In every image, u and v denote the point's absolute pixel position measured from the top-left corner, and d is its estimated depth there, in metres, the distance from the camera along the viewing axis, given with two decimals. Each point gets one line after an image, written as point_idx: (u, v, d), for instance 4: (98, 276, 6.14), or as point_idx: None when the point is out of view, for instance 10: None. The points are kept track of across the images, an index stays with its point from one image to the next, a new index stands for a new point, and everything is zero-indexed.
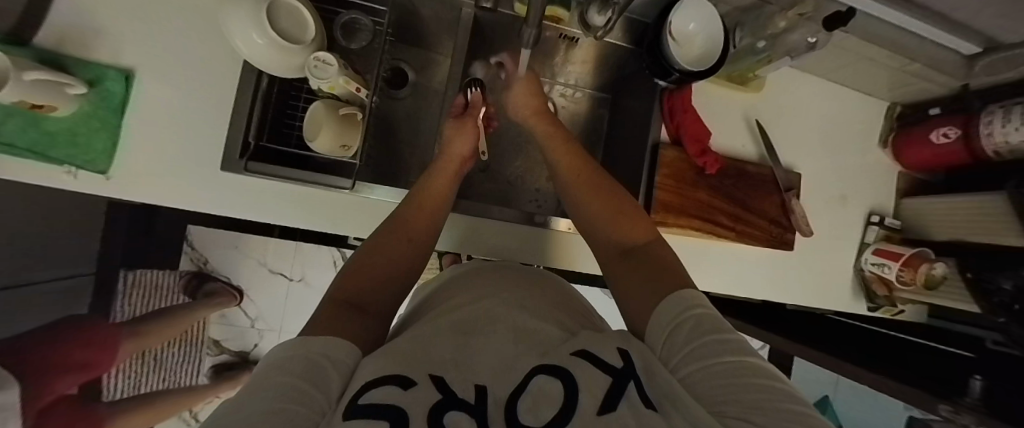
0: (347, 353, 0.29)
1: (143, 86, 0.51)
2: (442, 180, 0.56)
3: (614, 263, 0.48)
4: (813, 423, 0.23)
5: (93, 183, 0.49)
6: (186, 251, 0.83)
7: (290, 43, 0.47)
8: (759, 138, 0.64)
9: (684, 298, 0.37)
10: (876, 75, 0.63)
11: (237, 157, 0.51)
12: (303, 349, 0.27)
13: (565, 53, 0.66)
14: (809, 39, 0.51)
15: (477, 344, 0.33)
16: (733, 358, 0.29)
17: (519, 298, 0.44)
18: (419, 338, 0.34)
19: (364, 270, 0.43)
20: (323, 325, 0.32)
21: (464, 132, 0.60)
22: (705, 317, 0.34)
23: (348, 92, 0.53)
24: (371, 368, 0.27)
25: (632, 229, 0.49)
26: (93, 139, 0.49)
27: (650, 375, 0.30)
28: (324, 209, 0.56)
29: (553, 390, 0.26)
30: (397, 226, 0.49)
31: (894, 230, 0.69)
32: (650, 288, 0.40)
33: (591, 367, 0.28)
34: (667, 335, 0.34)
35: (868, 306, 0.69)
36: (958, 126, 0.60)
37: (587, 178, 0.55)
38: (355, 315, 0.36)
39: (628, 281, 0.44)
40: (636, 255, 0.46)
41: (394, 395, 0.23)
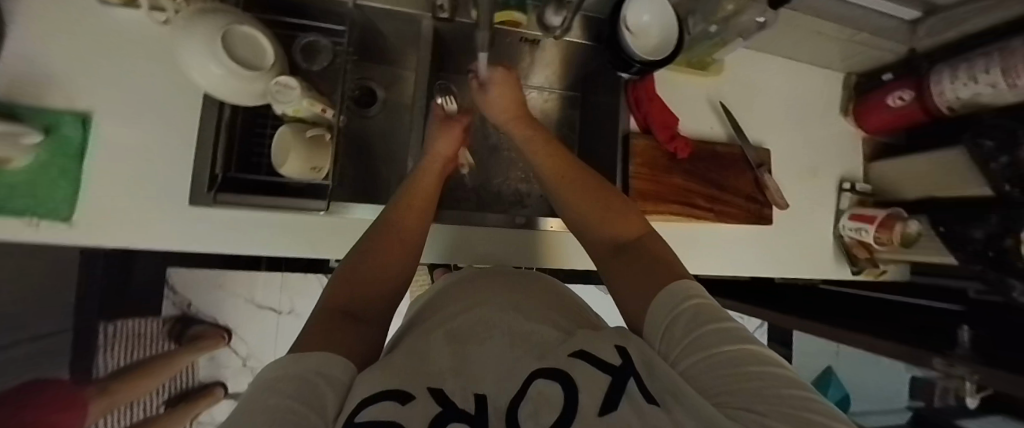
0: (342, 369, 0.28)
1: (102, 128, 0.50)
2: (426, 185, 0.55)
3: (608, 263, 0.47)
4: (819, 408, 0.21)
5: (56, 232, 0.48)
6: (169, 296, 0.92)
7: (250, 70, 0.47)
8: (725, 119, 0.65)
9: (683, 289, 0.36)
10: (827, 49, 0.66)
11: (206, 189, 0.50)
12: (292, 367, 0.26)
13: (530, 56, 0.67)
14: (758, 18, 0.52)
15: (476, 356, 0.32)
16: (734, 346, 0.27)
17: (516, 305, 0.43)
18: (415, 354, 0.33)
19: (356, 278, 0.42)
20: (312, 340, 0.31)
21: (448, 137, 0.60)
22: (702, 308, 0.33)
23: (314, 114, 0.53)
24: (370, 382, 0.25)
25: (622, 226, 0.49)
26: (53, 187, 0.47)
27: (651, 370, 0.28)
28: (304, 234, 0.55)
29: (555, 395, 0.24)
30: (383, 234, 0.47)
31: (865, 194, 0.72)
32: (647, 280, 0.40)
33: (591, 368, 0.27)
34: (665, 329, 0.33)
35: (852, 271, 0.71)
36: (911, 88, 0.62)
37: (573, 176, 0.54)
38: (348, 324, 0.35)
39: (625, 275, 0.43)
40: (629, 250, 0.46)
41: (389, 410, 0.22)
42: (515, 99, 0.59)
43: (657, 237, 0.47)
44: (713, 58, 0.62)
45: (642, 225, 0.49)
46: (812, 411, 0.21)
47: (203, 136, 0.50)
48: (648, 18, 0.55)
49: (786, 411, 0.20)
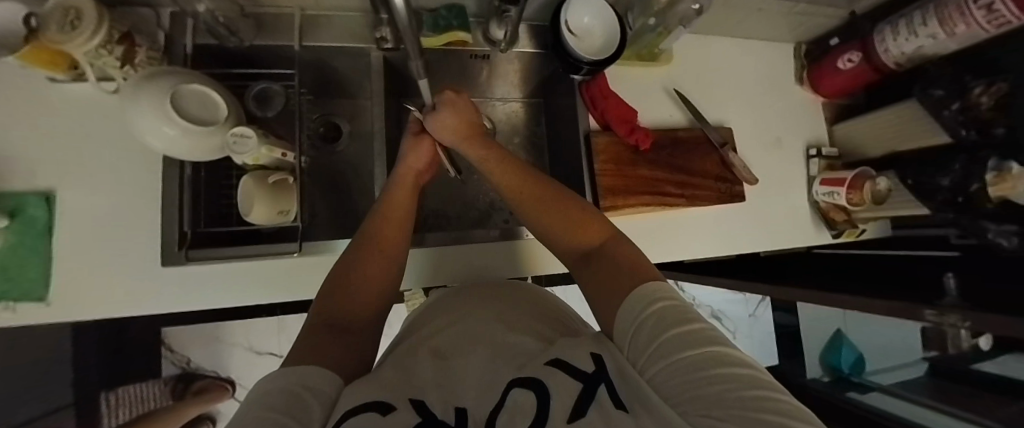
0: (328, 382, 0.29)
1: (66, 203, 0.50)
2: (401, 197, 0.54)
3: (581, 274, 0.47)
4: (779, 406, 0.21)
5: (34, 312, 0.48)
6: (167, 355, 0.94)
7: (202, 126, 0.47)
8: (682, 105, 0.66)
9: (648, 292, 0.35)
10: (772, 23, 0.67)
11: (176, 249, 0.51)
12: (282, 381, 0.26)
13: (484, 70, 0.68)
14: (692, 6, 0.53)
15: (456, 370, 0.32)
16: (699, 349, 0.27)
17: (497, 316, 0.43)
18: (403, 368, 0.33)
19: (342, 287, 0.43)
20: (303, 358, 0.31)
21: (420, 148, 0.59)
22: (669, 309, 0.32)
23: (274, 159, 0.53)
24: (355, 394, 0.26)
25: (591, 233, 0.49)
26: (27, 268, 0.48)
27: (623, 379, 0.27)
28: (282, 277, 0.55)
29: (529, 402, 0.24)
30: (367, 241, 0.48)
31: (833, 157, 0.72)
32: (615, 285, 0.40)
33: (564, 376, 0.26)
34: (633, 334, 0.33)
35: (832, 234, 0.71)
36: (858, 50, 0.63)
37: (539, 190, 0.53)
38: (336, 337, 0.37)
39: (597, 283, 0.43)
40: (597, 258, 0.46)
41: (371, 419, 0.22)
42: (467, 120, 0.58)
43: (624, 240, 0.47)
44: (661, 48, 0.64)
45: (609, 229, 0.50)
46: (770, 411, 0.20)
47: (167, 196, 0.51)
48: (588, 21, 0.57)
49: (741, 415, 0.20)
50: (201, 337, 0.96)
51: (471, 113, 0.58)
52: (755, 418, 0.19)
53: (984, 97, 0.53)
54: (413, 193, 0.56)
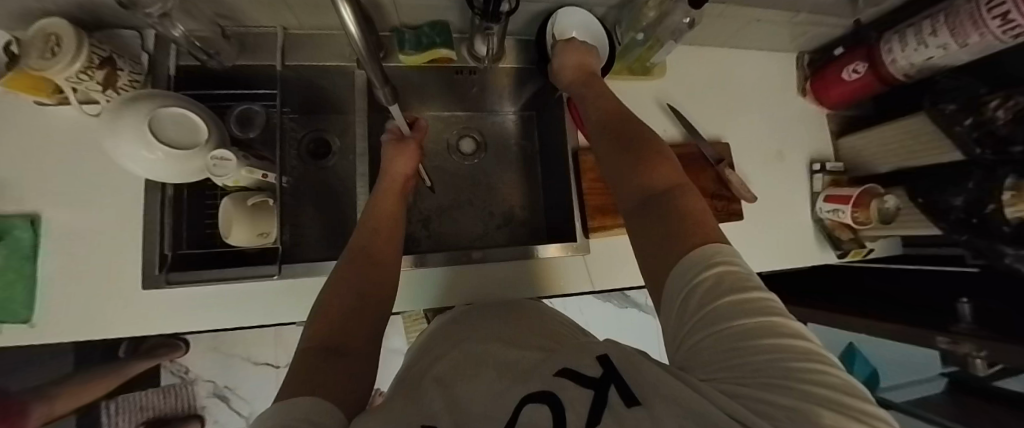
0: (336, 415, 0.27)
1: (51, 226, 0.51)
2: (388, 204, 0.53)
3: (635, 218, 0.39)
4: (824, 376, 0.19)
5: (19, 334, 0.49)
6: (167, 366, 1.01)
7: (182, 149, 0.47)
8: (676, 119, 0.64)
9: (705, 255, 0.29)
10: (771, 33, 0.65)
11: (156, 271, 0.50)
12: (285, 411, 0.25)
13: (472, 85, 0.66)
14: (683, 20, 0.50)
15: (464, 390, 0.30)
16: (751, 319, 0.23)
17: (502, 336, 0.41)
18: (410, 396, 0.32)
19: (339, 307, 0.40)
20: (303, 385, 0.29)
21: (403, 154, 0.58)
22: (728, 276, 0.26)
23: (254, 180, 0.53)
24: (365, 422, 0.25)
25: (657, 176, 0.40)
26: (13, 292, 0.49)
27: (634, 370, 0.24)
28: (264, 298, 0.55)
29: (546, 418, 0.22)
30: (358, 252, 0.46)
31: (838, 172, 0.68)
32: (668, 239, 0.33)
33: (576, 385, 0.24)
34: (683, 301, 0.28)
35: (838, 254, 0.67)
36: (863, 59, 0.61)
37: (620, 121, 0.48)
38: (333, 362, 0.34)
39: (652, 231, 0.36)
40: (657, 202, 0.38)
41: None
42: (587, 63, 0.54)
43: (693, 191, 0.39)
44: (652, 63, 0.61)
45: (679, 174, 0.41)
46: (813, 384, 0.18)
47: (150, 219, 0.51)
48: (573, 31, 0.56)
49: (783, 388, 0.18)
50: (201, 346, 1.03)
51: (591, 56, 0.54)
52: (802, 391, 0.18)
53: (1001, 111, 0.49)
54: (399, 196, 0.55)
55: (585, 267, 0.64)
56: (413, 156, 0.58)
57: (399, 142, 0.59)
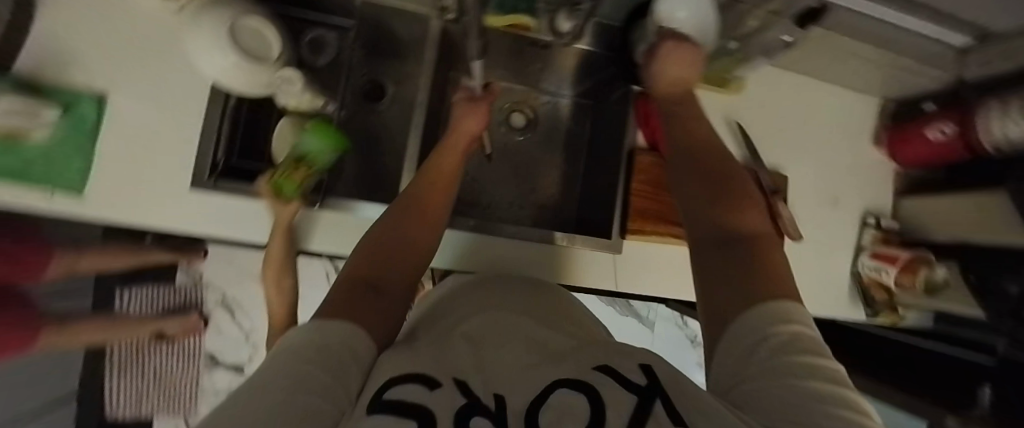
0: (366, 349, 0.28)
1: (114, 108, 0.52)
2: (447, 164, 0.52)
3: (711, 256, 0.35)
4: None
5: (67, 205, 0.51)
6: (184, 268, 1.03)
7: (255, 62, 0.47)
8: (741, 140, 0.62)
9: (777, 309, 0.28)
10: (862, 72, 0.61)
11: (205, 176, 0.52)
12: (320, 336, 0.26)
13: (540, 60, 0.65)
14: (783, 37, 0.48)
15: (497, 357, 0.29)
16: (821, 382, 0.21)
17: (536, 318, 0.39)
18: (439, 344, 0.32)
19: (386, 246, 0.40)
20: (338, 312, 0.30)
21: (474, 114, 0.58)
22: (799, 340, 0.25)
23: (313, 107, 0.54)
24: (389, 365, 0.25)
25: (743, 216, 0.37)
26: (68, 160, 0.50)
27: (684, 392, 0.23)
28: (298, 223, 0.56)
29: (581, 405, 0.20)
30: (411, 203, 0.46)
31: (890, 231, 0.66)
32: (745, 280, 0.31)
33: (614, 384, 0.23)
34: (746, 349, 0.26)
35: (867, 313, 0.66)
36: (953, 121, 0.56)
37: (704, 149, 0.44)
38: (370, 297, 0.33)
39: (726, 267, 0.34)
40: (737, 245, 0.35)
41: (416, 393, 0.20)
42: (688, 75, 0.49)
43: (774, 242, 0.36)
44: (732, 76, 0.59)
45: (766, 224, 0.37)
46: None
47: (209, 124, 0.51)
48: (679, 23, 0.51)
49: None
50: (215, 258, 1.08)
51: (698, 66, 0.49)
52: None
53: None
54: (461, 157, 0.54)
55: (612, 266, 0.64)
56: (481, 118, 0.58)
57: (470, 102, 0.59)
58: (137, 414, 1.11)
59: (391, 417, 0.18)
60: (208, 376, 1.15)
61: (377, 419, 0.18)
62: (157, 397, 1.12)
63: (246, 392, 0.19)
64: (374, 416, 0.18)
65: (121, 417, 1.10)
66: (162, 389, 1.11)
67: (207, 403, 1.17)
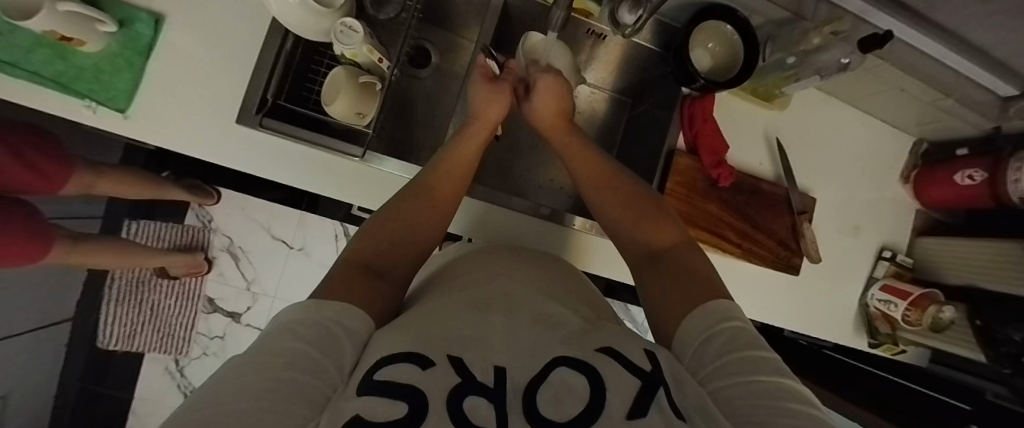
0: (362, 323, 0.28)
1: (169, 31, 0.52)
2: (468, 153, 0.51)
3: (639, 277, 0.42)
4: None
5: (111, 120, 0.50)
6: (195, 208, 1.09)
7: (321, 6, 0.48)
8: (777, 157, 0.63)
9: (719, 309, 0.32)
10: (903, 108, 0.62)
11: (254, 112, 0.51)
12: (314, 312, 0.26)
13: (590, 50, 0.65)
14: (841, 59, 0.50)
15: (499, 324, 0.28)
16: (764, 377, 0.26)
17: (550, 287, 0.38)
18: (441, 307, 0.31)
19: (387, 232, 0.40)
20: (337, 288, 0.31)
21: (499, 98, 0.54)
22: (742, 333, 0.30)
23: (370, 61, 0.53)
24: (383, 343, 0.24)
25: (656, 235, 0.43)
26: (118, 79, 0.50)
27: (679, 383, 0.25)
28: (328, 173, 0.57)
29: (580, 385, 0.22)
30: (420, 191, 0.45)
31: (904, 267, 0.67)
32: (679, 295, 0.36)
33: (620, 368, 0.24)
34: (699, 348, 0.30)
35: (870, 342, 0.67)
36: (985, 168, 0.57)
37: (602, 177, 0.49)
38: (372, 281, 0.34)
39: (661, 289, 0.38)
40: (664, 261, 0.41)
41: (409, 373, 0.21)
42: (561, 106, 0.55)
43: (696, 250, 0.42)
44: (781, 92, 0.60)
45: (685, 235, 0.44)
46: None
47: (263, 61, 0.52)
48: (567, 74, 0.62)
49: None
50: (229, 203, 1.10)
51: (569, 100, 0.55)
52: None
53: None
54: (480, 147, 0.53)
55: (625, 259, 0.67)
56: (505, 104, 0.55)
57: (491, 81, 0.56)
58: (130, 347, 1.11)
59: (381, 398, 0.19)
60: (205, 320, 1.12)
61: (363, 401, 0.19)
62: (152, 333, 1.11)
63: (247, 368, 0.21)
64: (363, 398, 0.19)
65: (114, 348, 1.10)
66: (159, 325, 1.11)
67: (198, 350, 1.12)
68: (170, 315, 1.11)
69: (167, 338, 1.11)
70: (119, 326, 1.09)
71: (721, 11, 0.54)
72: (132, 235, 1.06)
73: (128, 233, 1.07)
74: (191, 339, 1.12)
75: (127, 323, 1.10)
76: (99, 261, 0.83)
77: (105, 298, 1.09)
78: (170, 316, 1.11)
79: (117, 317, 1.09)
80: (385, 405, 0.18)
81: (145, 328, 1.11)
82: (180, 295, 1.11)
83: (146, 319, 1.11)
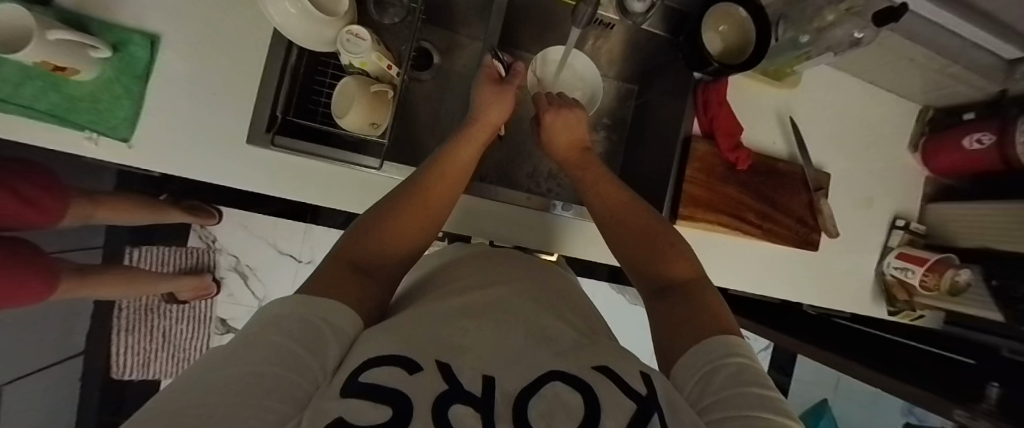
0: (352, 322, 0.27)
1: (166, 51, 0.49)
2: (463, 157, 0.49)
3: (648, 304, 0.41)
4: None
5: (115, 151, 0.48)
6: (196, 229, 1.06)
7: (325, 15, 0.47)
8: (791, 136, 0.63)
9: (724, 344, 0.31)
10: (910, 77, 0.63)
11: (264, 130, 0.50)
12: (303, 308, 0.26)
13: (596, 39, 0.63)
14: (855, 34, 0.50)
15: (493, 334, 0.26)
16: (769, 413, 0.24)
17: (545, 296, 0.37)
18: (432, 312, 0.30)
19: (373, 229, 0.39)
20: (330, 286, 0.30)
21: (502, 99, 0.54)
22: (746, 370, 0.28)
23: (379, 69, 0.51)
24: (370, 343, 0.23)
25: (673, 264, 0.42)
26: (116, 106, 0.48)
27: (675, 411, 0.23)
28: (315, 179, 0.54)
29: (576, 402, 0.20)
30: (414, 193, 0.43)
31: (917, 234, 0.69)
32: (688, 321, 0.36)
33: (614, 387, 0.22)
34: (702, 377, 0.29)
35: (889, 310, 0.69)
36: (993, 132, 0.58)
37: (606, 187, 0.50)
38: (361, 280, 0.33)
39: (670, 312, 0.38)
40: (673, 293, 0.40)
41: (395, 377, 0.20)
42: (575, 134, 0.55)
43: (706, 284, 0.41)
44: (792, 70, 0.60)
45: (696, 269, 0.42)
46: None
47: (268, 76, 0.50)
48: (575, 68, 0.61)
49: None
50: (232, 222, 1.08)
51: (582, 124, 0.55)
52: None
53: None
54: (480, 148, 0.52)
55: None
56: (509, 103, 0.55)
57: (497, 82, 0.55)
58: (145, 375, 1.09)
59: (366, 403, 0.18)
60: (218, 341, 1.11)
61: (348, 404, 0.17)
62: (168, 359, 1.10)
63: (235, 357, 0.20)
64: (348, 400, 0.18)
65: (129, 377, 1.09)
66: (173, 350, 1.10)
67: None
68: (184, 339, 1.10)
69: (182, 363, 1.10)
70: (132, 356, 1.08)
71: None
72: (133, 260, 1.04)
73: (129, 258, 1.05)
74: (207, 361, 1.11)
75: (140, 352, 1.08)
76: (107, 291, 0.81)
77: (113, 328, 1.07)
78: (183, 341, 1.10)
79: (129, 347, 1.08)
80: (368, 409, 0.17)
81: (160, 354, 1.10)
82: (191, 319, 1.10)
83: (159, 347, 1.09)
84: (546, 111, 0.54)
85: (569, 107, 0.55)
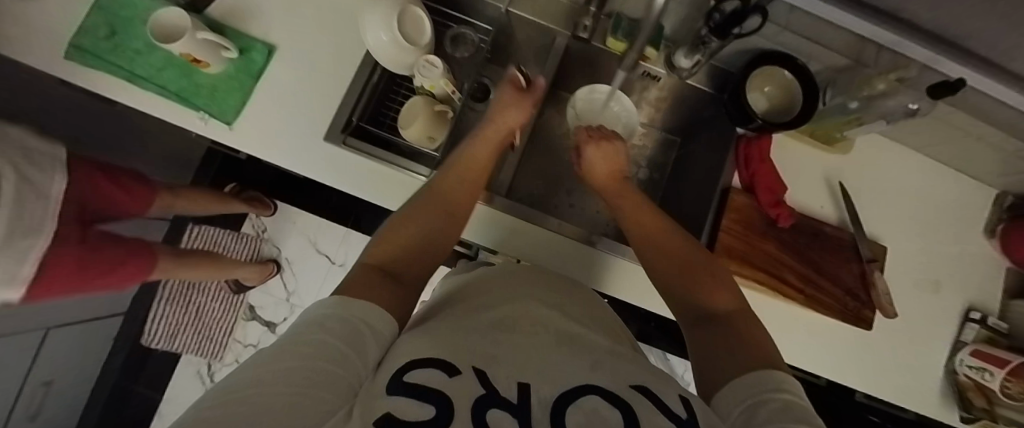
0: (386, 324, 0.26)
1: (279, 58, 0.60)
2: (487, 146, 0.53)
3: (687, 334, 0.40)
4: None
5: (218, 130, 0.57)
6: (251, 218, 1.17)
7: (408, 44, 0.54)
8: (841, 202, 0.61)
9: (769, 379, 0.28)
10: (979, 157, 0.60)
11: (340, 131, 0.58)
12: (343, 309, 0.24)
13: (642, 91, 0.67)
14: (910, 105, 0.52)
15: (527, 339, 0.24)
16: None
17: (564, 299, 0.34)
18: (460, 315, 0.28)
19: (404, 235, 0.38)
20: (355, 288, 0.28)
21: (519, 106, 0.58)
22: (794, 407, 0.25)
23: (444, 92, 0.58)
24: (406, 346, 0.22)
25: (711, 295, 0.41)
26: (228, 96, 0.57)
27: None
28: (372, 177, 0.58)
29: (614, 418, 0.18)
30: (431, 200, 0.43)
31: (998, 332, 0.60)
32: (733, 354, 0.33)
33: (654, 409, 0.19)
34: (745, 414, 0.26)
35: (962, 417, 0.59)
36: None
37: (649, 220, 0.50)
38: (392, 283, 0.31)
39: (708, 343, 0.36)
40: (715, 325, 0.37)
41: (431, 377, 0.18)
42: (614, 165, 0.57)
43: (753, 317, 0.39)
44: (841, 135, 0.60)
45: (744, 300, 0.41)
46: None
47: (353, 88, 0.59)
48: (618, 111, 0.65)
49: None
50: (283, 217, 1.17)
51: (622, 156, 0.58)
52: None
53: None
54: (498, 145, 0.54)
55: None
56: (524, 109, 0.59)
57: (517, 89, 0.60)
58: (169, 347, 1.15)
59: (406, 401, 0.16)
60: (242, 327, 1.16)
61: (392, 402, 0.16)
62: (192, 336, 1.15)
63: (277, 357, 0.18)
64: (391, 398, 0.16)
65: (156, 346, 1.15)
66: (199, 328, 1.15)
67: (231, 357, 1.15)
68: (212, 319, 1.16)
69: (204, 343, 1.15)
70: (165, 327, 1.15)
71: (779, 58, 0.55)
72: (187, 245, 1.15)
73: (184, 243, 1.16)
74: (227, 344, 1.15)
75: (172, 325, 1.16)
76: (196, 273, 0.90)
77: (158, 296, 1.16)
78: (211, 321, 1.15)
79: (164, 318, 1.16)
80: (410, 407, 0.15)
81: (187, 331, 1.15)
82: (224, 302, 1.16)
83: (188, 323, 1.16)
84: (587, 144, 0.57)
85: (609, 138, 0.58)
